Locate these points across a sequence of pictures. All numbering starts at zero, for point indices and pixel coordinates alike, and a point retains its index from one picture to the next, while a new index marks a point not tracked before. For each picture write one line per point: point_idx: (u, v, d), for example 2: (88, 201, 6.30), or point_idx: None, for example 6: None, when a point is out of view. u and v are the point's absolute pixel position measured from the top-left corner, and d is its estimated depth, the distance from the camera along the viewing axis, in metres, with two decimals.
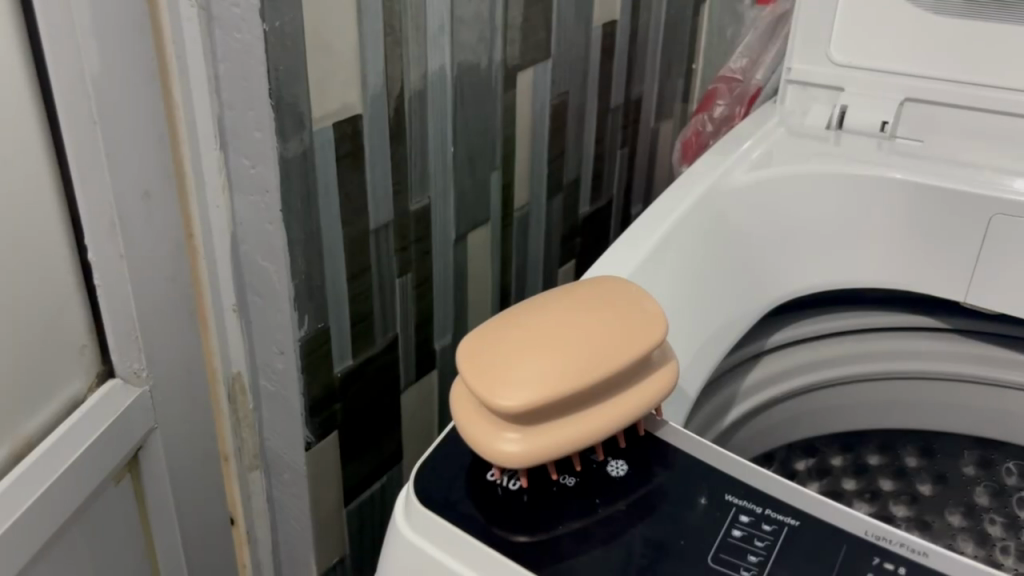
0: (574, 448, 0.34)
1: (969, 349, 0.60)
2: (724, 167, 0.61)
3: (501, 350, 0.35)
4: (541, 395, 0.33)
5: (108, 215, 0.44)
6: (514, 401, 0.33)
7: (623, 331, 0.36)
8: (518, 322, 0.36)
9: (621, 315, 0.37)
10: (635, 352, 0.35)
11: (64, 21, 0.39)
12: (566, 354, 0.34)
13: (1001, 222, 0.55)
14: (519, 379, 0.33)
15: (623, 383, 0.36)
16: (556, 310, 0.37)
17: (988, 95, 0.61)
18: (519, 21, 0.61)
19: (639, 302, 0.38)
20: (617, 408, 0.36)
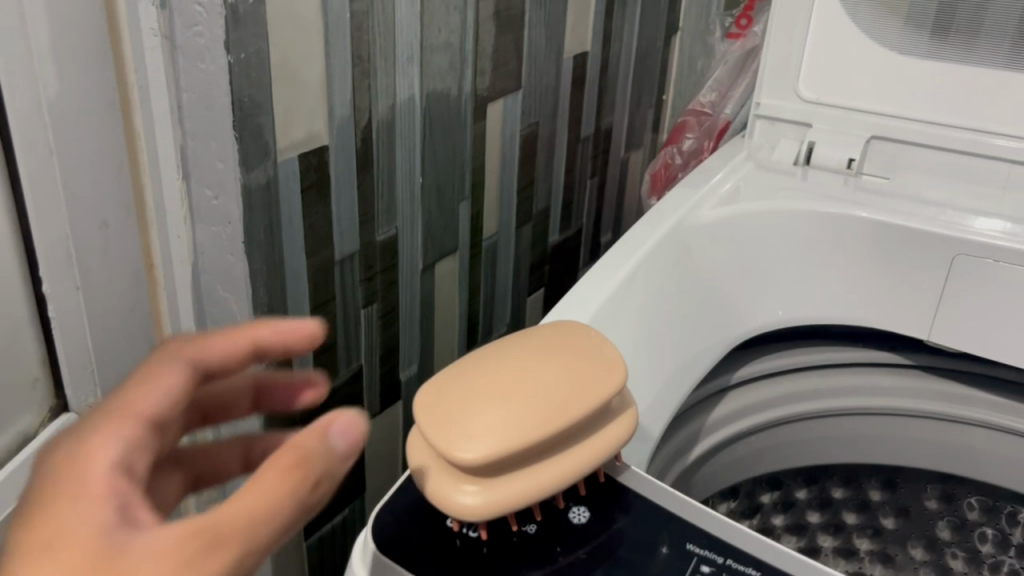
0: (532, 500, 0.34)
1: (927, 384, 0.62)
2: (692, 202, 0.61)
3: (459, 400, 0.34)
4: (500, 446, 0.32)
5: (64, 247, 0.43)
6: (475, 452, 0.32)
7: (583, 378, 0.36)
8: (475, 371, 0.36)
9: (580, 362, 0.37)
10: (596, 401, 0.35)
11: (19, 49, 0.38)
12: (526, 404, 0.34)
13: (963, 262, 0.56)
14: (478, 431, 0.33)
15: (583, 432, 0.36)
16: (516, 357, 0.37)
17: (947, 134, 0.63)
18: (489, 51, 0.61)
19: (598, 347, 0.38)
20: (576, 458, 0.35)
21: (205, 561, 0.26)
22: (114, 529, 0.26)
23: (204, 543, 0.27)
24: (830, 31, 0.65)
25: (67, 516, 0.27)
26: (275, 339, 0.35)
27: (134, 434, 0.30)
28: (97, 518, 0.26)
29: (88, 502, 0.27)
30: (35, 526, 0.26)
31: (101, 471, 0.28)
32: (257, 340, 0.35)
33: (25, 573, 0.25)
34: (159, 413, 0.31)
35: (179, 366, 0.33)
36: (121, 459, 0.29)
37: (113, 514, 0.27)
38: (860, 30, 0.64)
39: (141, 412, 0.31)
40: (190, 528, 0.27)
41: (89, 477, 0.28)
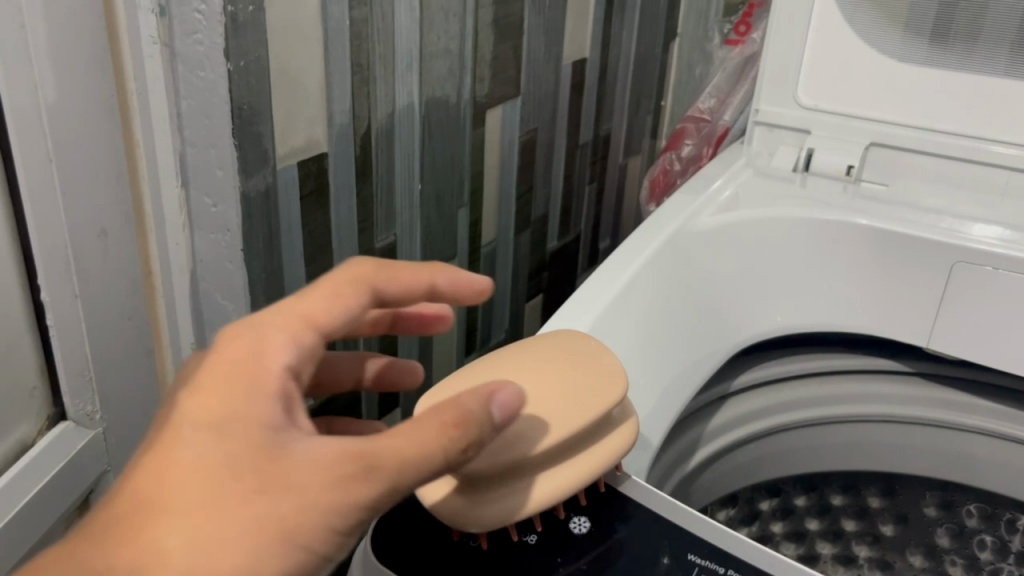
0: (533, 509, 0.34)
1: (926, 392, 0.62)
2: (692, 209, 0.61)
3: None
4: None
5: (63, 255, 0.43)
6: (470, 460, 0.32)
7: (584, 387, 0.36)
8: (476, 380, 0.36)
9: (581, 371, 0.37)
10: (597, 410, 0.35)
11: (19, 57, 0.38)
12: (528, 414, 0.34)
13: (962, 269, 0.56)
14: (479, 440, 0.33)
15: (584, 441, 0.36)
16: (517, 365, 0.37)
17: (945, 141, 0.63)
18: (489, 58, 0.61)
19: (599, 355, 0.38)
20: (578, 467, 0.35)
21: (345, 487, 0.28)
22: (275, 428, 0.28)
23: (351, 472, 0.28)
24: (829, 39, 0.65)
25: (239, 404, 0.29)
26: (450, 287, 0.38)
27: (305, 341, 0.32)
28: (261, 414, 0.28)
29: (258, 394, 0.29)
30: (202, 402, 0.29)
31: (272, 364, 0.30)
32: (434, 283, 0.38)
33: (188, 441, 0.27)
34: (337, 323, 0.33)
35: (359, 290, 0.35)
36: (292, 361, 0.31)
37: (279, 412, 0.29)
38: (859, 38, 0.64)
39: (322, 319, 0.32)
40: (342, 452, 0.28)
41: (263, 370, 0.30)
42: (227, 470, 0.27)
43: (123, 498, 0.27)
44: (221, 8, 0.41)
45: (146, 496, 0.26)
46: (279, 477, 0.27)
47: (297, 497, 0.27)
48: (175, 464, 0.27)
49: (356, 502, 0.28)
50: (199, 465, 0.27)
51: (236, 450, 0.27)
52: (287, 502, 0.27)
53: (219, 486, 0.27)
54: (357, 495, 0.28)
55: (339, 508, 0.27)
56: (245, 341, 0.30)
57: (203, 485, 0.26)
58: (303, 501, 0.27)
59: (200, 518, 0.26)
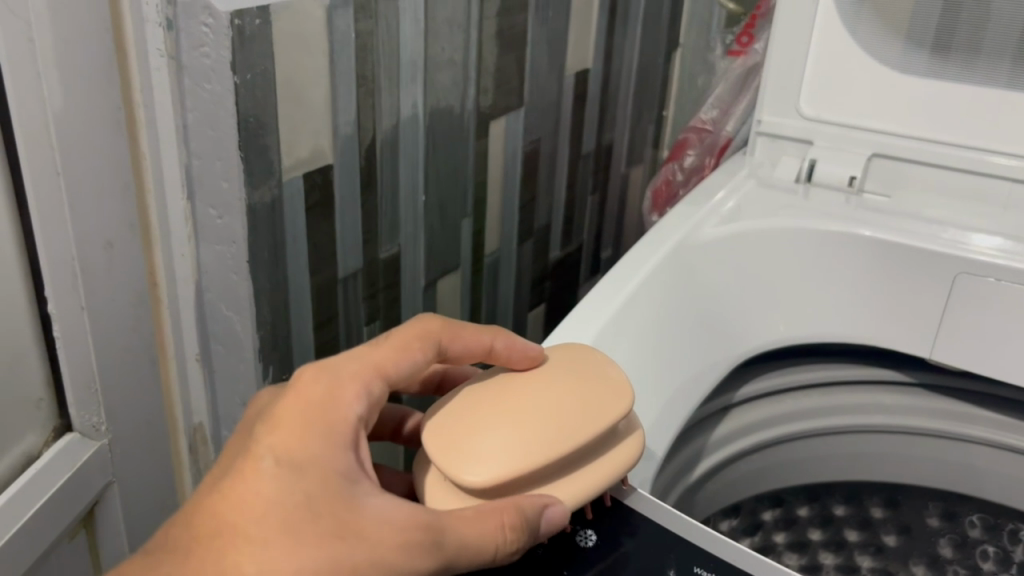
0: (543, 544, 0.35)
1: (929, 402, 0.62)
2: (695, 220, 0.61)
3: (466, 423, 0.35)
4: (507, 471, 0.33)
5: (70, 268, 0.43)
6: (481, 474, 0.33)
7: (591, 400, 0.36)
8: (484, 394, 0.36)
9: (589, 383, 0.37)
10: (604, 424, 0.35)
11: (28, 71, 0.38)
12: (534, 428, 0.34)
13: (965, 281, 0.56)
14: (484, 455, 0.33)
15: (591, 455, 0.36)
16: (525, 379, 0.37)
17: (946, 153, 0.63)
18: (492, 68, 0.61)
19: (606, 368, 0.38)
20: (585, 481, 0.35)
21: (410, 552, 0.33)
22: (350, 478, 0.35)
23: (417, 540, 0.33)
24: (832, 50, 0.65)
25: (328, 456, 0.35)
26: (507, 350, 0.39)
27: (375, 391, 0.38)
28: (340, 465, 0.35)
29: (337, 444, 0.36)
30: (289, 442, 0.35)
31: (349, 416, 0.37)
32: (492, 346, 0.40)
33: (282, 484, 0.34)
34: (402, 376, 0.39)
35: (427, 346, 0.40)
36: (362, 413, 0.37)
37: (356, 466, 0.35)
38: (862, 49, 0.64)
39: (390, 373, 0.38)
40: (416, 521, 0.33)
41: (342, 421, 0.36)
42: (310, 515, 0.33)
43: (215, 520, 0.33)
44: (228, 22, 0.41)
45: (237, 522, 0.33)
46: (354, 527, 0.33)
47: (368, 547, 0.32)
48: (264, 495, 0.33)
49: (412, 568, 0.33)
50: (284, 501, 0.33)
51: (317, 492, 0.34)
52: (357, 550, 0.32)
53: (302, 526, 0.32)
54: (412, 562, 0.33)
55: (397, 568, 0.32)
56: (325, 390, 0.37)
57: (286, 518, 0.33)
58: (372, 552, 0.32)
59: (279, 550, 0.32)
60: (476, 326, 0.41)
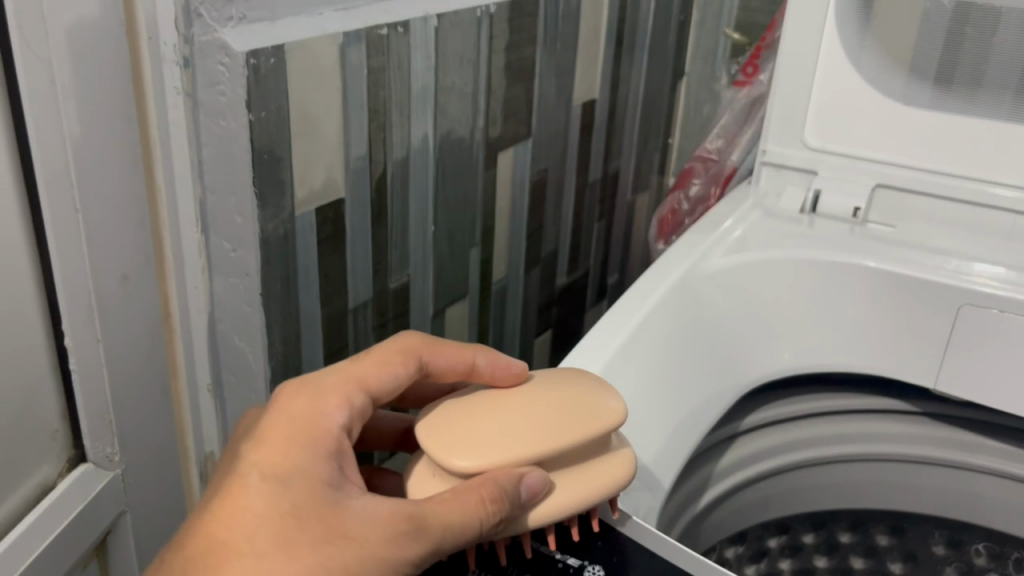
0: (524, 516, 0.35)
1: (933, 432, 0.63)
2: (701, 251, 0.61)
3: (461, 415, 0.37)
4: (491, 460, 0.35)
5: (87, 301, 0.43)
6: (466, 462, 0.35)
7: (587, 406, 0.37)
8: (484, 394, 0.39)
9: (587, 392, 0.38)
10: (596, 427, 0.37)
11: (49, 109, 0.39)
12: (525, 424, 0.36)
13: (968, 312, 0.57)
14: (473, 445, 0.36)
15: (587, 462, 0.38)
16: (525, 384, 0.39)
17: (948, 184, 0.64)
18: (502, 99, 0.62)
19: (607, 385, 0.40)
20: (577, 485, 0.37)
21: (396, 543, 0.34)
22: (334, 485, 0.36)
23: (402, 531, 0.35)
24: (835, 82, 0.66)
25: (306, 462, 0.37)
26: (490, 367, 0.41)
27: (356, 402, 0.39)
28: (323, 474, 0.36)
29: (319, 452, 0.37)
30: (272, 456, 0.37)
31: (331, 426, 0.38)
32: (476, 363, 0.41)
33: (266, 496, 0.35)
34: (383, 389, 0.40)
35: (408, 359, 0.41)
36: (345, 421, 0.39)
37: (335, 470, 0.37)
38: (865, 81, 0.65)
39: (372, 384, 0.40)
40: (397, 512, 0.35)
41: (323, 430, 0.38)
42: (298, 523, 0.35)
43: (208, 538, 0.35)
44: (244, 61, 0.42)
45: (228, 539, 0.34)
46: (341, 530, 0.35)
47: (356, 548, 0.34)
48: (252, 511, 0.35)
49: (401, 557, 0.35)
50: (271, 513, 0.35)
51: (302, 500, 0.35)
52: (347, 551, 0.34)
53: (292, 535, 0.34)
54: (402, 553, 0.35)
55: (387, 560, 0.34)
56: (307, 403, 0.39)
57: (276, 531, 0.34)
58: (361, 552, 0.34)
59: (270, 562, 0.34)
60: (457, 343, 0.42)
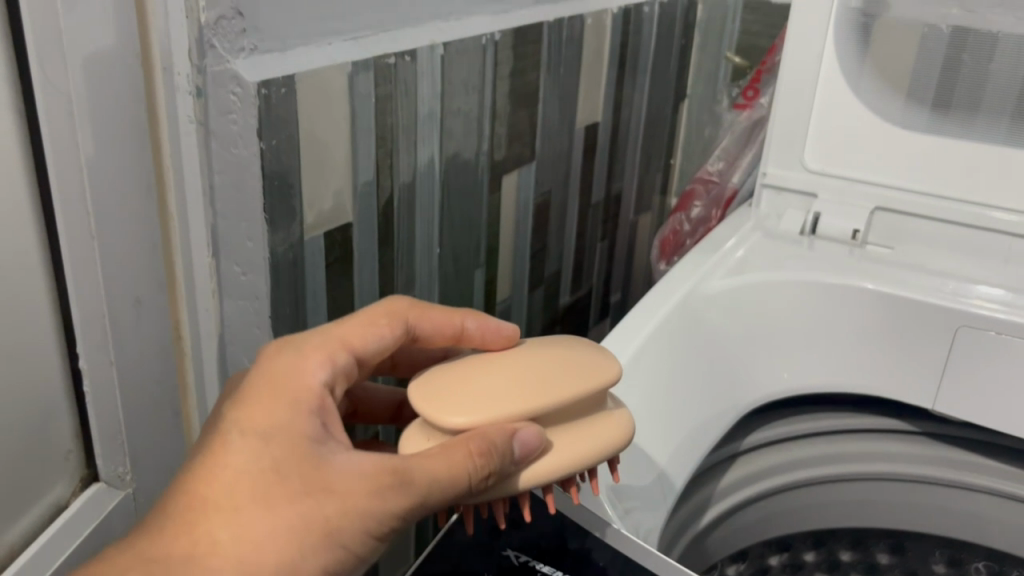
0: (514, 473, 0.37)
1: (932, 453, 0.63)
2: (703, 272, 0.62)
3: (454, 378, 0.39)
4: (486, 416, 0.37)
5: (101, 324, 0.45)
6: (461, 418, 0.37)
7: (577, 367, 0.39)
8: (476, 359, 0.40)
9: (575, 356, 0.40)
10: (585, 386, 0.38)
11: (68, 140, 0.40)
12: (518, 384, 0.38)
13: (966, 333, 0.58)
14: (468, 403, 0.37)
15: (579, 424, 0.39)
16: (516, 351, 0.41)
17: (946, 207, 0.65)
18: (506, 124, 0.64)
19: (594, 350, 0.42)
20: (570, 444, 0.38)
21: (384, 496, 0.36)
22: (318, 440, 0.37)
23: (389, 484, 0.36)
24: (834, 106, 0.67)
25: (288, 419, 0.37)
26: (479, 330, 0.44)
27: (339, 360, 0.41)
28: (306, 429, 0.37)
29: (302, 409, 0.38)
30: (253, 413, 0.37)
31: (313, 383, 0.39)
32: (465, 326, 0.45)
33: (248, 451, 0.36)
34: (368, 350, 0.42)
35: (395, 322, 0.43)
36: (327, 378, 0.40)
37: (318, 427, 0.38)
38: (865, 106, 0.66)
39: (357, 344, 0.42)
40: (383, 467, 0.36)
41: (305, 388, 0.39)
42: (281, 478, 0.35)
43: (185, 495, 0.35)
44: (254, 91, 0.43)
45: (206, 495, 0.35)
46: (325, 484, 0.35)
47: (339, 501, 0.35)
48: (233, 466, 0.35)
49: (386, 509, 0.36)
50: (251, 469, 0.35)
51: (285, 455, 0.36)
52: (333, 504, 0.35)
53: (276, 490, 0.35)
54: (386, 505, 0.36)
55: (373, 512, 0.36)
56: (289, 361, 0.40)
57: (258, 486, 0.35)
58: (344, 505, 0.35)
59: (251, 517, 0.34)
60: (444, 308, 0.46)
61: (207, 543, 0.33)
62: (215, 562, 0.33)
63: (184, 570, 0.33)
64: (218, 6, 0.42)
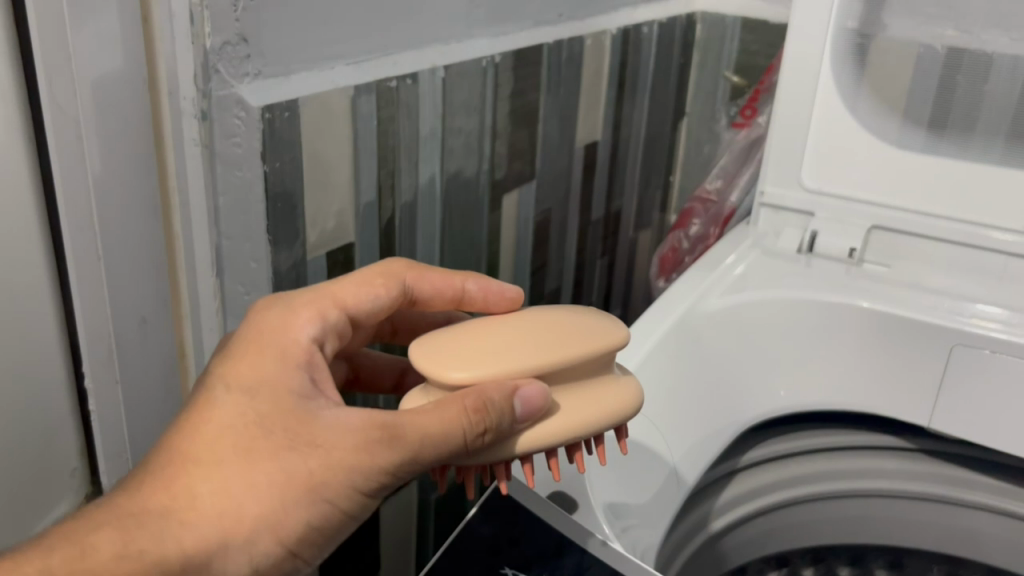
0: (515, 431, 0.36)
1: (928, 469, 0.64)
2: (701, 290, 0.63)
3: (459, 337, 0.39)
4: (487, 372, 0.36)
5: (107, 344, 0.45)
6: (462, 373, 0.37)
7: (584, 330, 0.39)
8: (484, 321, 0.40)
9: (584, 320, 0.40)
10: (590, 347, 0.38)
11: (77, 165, 0.41)
12: (521, 343, 0.38)
13: (961, 352, 0.58)
14: (470, 359, 0.37)
15: (587, 389, 0.39)
16: (524, 314, 0.41)
17: (941, 226, 0.66)
18: (506, 144, 0.64)
19: (604, 316, 0.41)
20: (576, 407, 0.38)
21: (370, 450, 0.36)
22: (305, 396, 0.38)
23: (375, 438, 0.36)
24: (830, 126, 0.68)
25: (276, 376, 0.38)
26: (481, 292, 0.46)
27: (331, 317, 0.42)
28: (293, 385, 0.38)
29: (291, 367, 0.39)
30: (241, 371, 0.38)
31: (302, 340, 0.40)
32: (466, 288, 0.46)
33: (230, 408, 0.37)
34: (362, 308, 0.43)
35: (392, 283, 0.44)
36: (317, 335, 0.41)
37: (308, 385, 0.38)
38: (863, 125, 0.67)
39: (349, 303, 0.43)
40: (371, 422, 0.36)
41: (294, 344, 0.40)
42: (263, 434, 0.36)
43: (168, 450, 0.36)
44: (259, 115, 0.44)
45: (188, 450, 0.36)
46: (309, 438, 0.36)
47: (323, 455, 0.35)
48: (216, 421, 0.36)
49: (373, 462, 0.36)
50: (234, 424, 0.36)
51: (269, 410, 0.36)
52: (314, 457, 0.35)
53: (256, 445, 0.35)
54: (373, 458, 0.36)
55: (361, 465, 0.36)
56: (279, 318, 0.41)
57: (238, 440, 0.35)
58: (328, 459, 0.35)
59: (231, 470, 0.35)
60: (443, 271, 0.46)
61: (186, 495, 0.34)
62: (193, 514, 0.34)
63: (161, 521, 0.34)
64: (222, 32, 0.43)
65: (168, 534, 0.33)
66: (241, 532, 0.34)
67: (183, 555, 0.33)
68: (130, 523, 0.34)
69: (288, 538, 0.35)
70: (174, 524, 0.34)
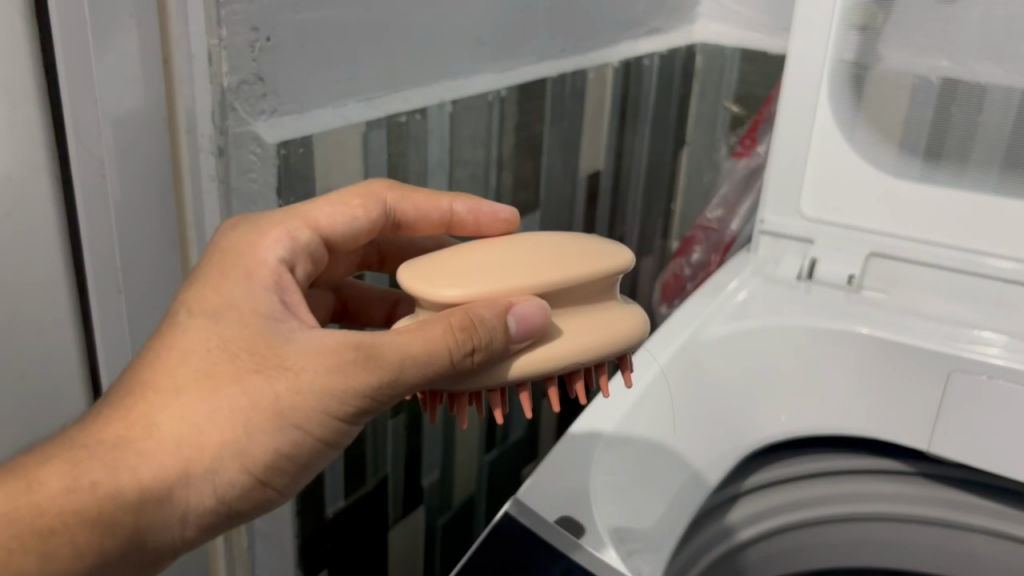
0: (508, 350, 0.36)
1: (927, 491, 0.65)
2: (703, 317, 0.63)
3: (453, 258, 0.38)
4: (483, 289, 0.36)
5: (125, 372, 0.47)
6: (455, 291, 0.36)
7: (584, 250, 0.39)
8: (478, 242, 0.40)
9: (583, 242, 0.40)
10: (590, 268, 0.38)
11: (100, 200, 0.43)
12: (520, 262, 0.38)
13: (958, 377, 0.60)
14: (466, 278, 0.37)
15: (588, 314, 0.39)
16: (521, 237, 0.40)
17: (936, 253, 0.67)
18: (511, 179, 0.66)
19: (602, 241, 0.41)
20: (577, 331, 0.38)
21: (342, 371, 0.36)
22: (274, 318, 0.38)
23: (348, 360, 0.36)
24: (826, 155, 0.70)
25: (244, 300, 0.39)
26: (470, 213, 0.47)
27: (299, 232, 0.42)
28: (262, 309, 0.39)
29: (259, 290, 0.40)
30: (207, 297, 0.39)
31: (268, 261, 0.41)
32: (453, 209, 0.47)
33: (192, 334, 0.38)
34: (336, 227, 0.43)
35: (371, 206, 0.44)
36: (284, 255, 0.41)
37: (280, 308, 0.39)
38: (859, 153, 0.68)
39: (323, 224, 0.43)
40: (343, 343, 0.37)
41: (260, 265, 0.40)
42: (229, 361, 0.37)
43: (132, 382, 0.37)
44: (275, 151, 0.46)
45: (150, 380, 0.36)
46: (277, 361, 0.37)
47: (292, 378, 0.36)
48: (181, 347, 0.37)
49: (347, 385, 0.36)
50: (200, 351, 0.37)
51: (235, 334, 0.38)
52: (282, 380, 0.36)
53: (221, 372, 0.36)
54: (346, 380, 0.36)
55: (334, 388, 0.36)
56: (246, 241, 0.41)
57: (203, 367, 0.37)
58: (296, 382, 0.36)
59: (192, 398, 0.36)
60: (428, 192, 0.47)
61: (145, 425, 0.35)
62: (151, 444, 0.35)
63: (118, 450, 0.35)
64: (240, 71, 0.44)
65: (126, 465, 0.35)
66: (202, 460, 0.36)
67: (141, 482, 0.35)
68: (90, 454, 0.35)
69: (256, 465, 0.36)
70: (132, 452, 0.35)
